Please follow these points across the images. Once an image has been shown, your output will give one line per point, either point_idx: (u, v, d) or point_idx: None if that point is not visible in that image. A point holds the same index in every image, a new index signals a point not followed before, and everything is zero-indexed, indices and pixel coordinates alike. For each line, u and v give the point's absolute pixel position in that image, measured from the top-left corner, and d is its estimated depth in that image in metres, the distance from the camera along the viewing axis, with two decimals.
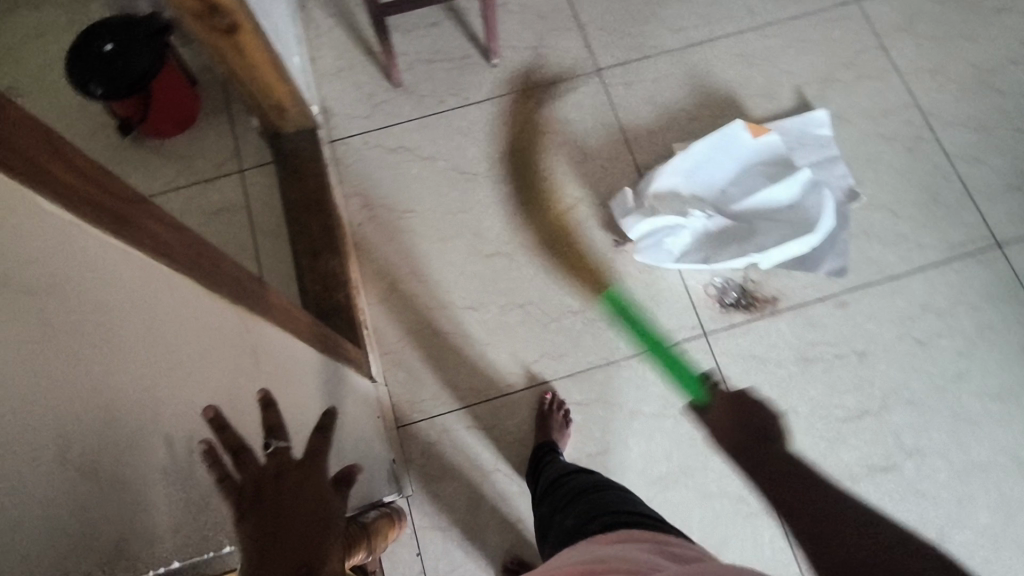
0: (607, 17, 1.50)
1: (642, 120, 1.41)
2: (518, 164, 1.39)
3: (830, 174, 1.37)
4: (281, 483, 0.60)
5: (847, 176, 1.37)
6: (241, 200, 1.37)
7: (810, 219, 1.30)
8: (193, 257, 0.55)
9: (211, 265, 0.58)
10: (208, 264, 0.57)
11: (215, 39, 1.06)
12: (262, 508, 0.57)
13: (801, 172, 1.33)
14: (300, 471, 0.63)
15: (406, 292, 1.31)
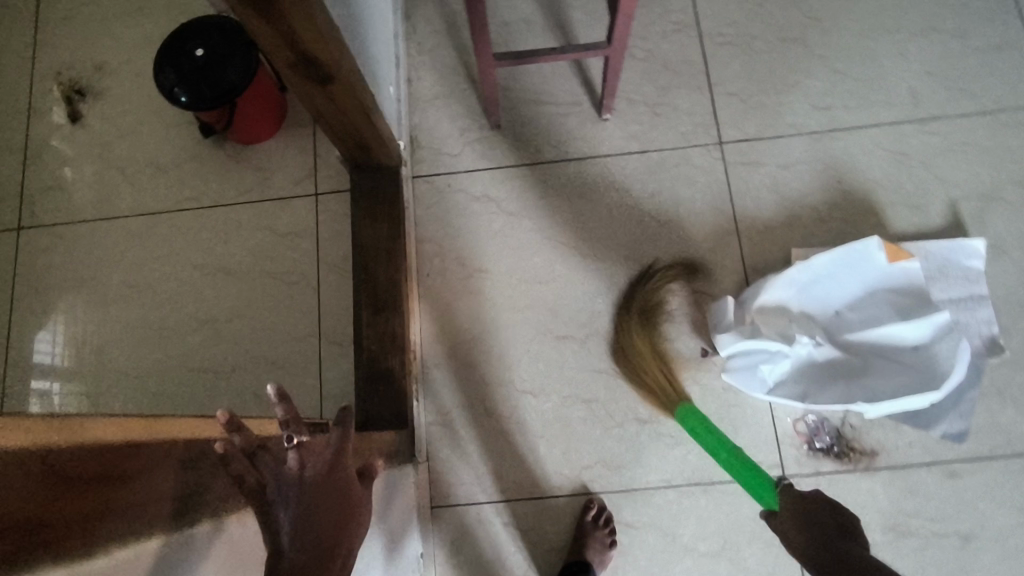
0: (743, 81, 1.30)
1: (760, 211, 1.24)
2: (611, 238, 1.25)
3: (971, 318, 1.16)
4: (317, 507, 0.51)
5: (991, 323, 1.16)
6: (310, 225, 1.28)
7: (937, 369, 1.09)
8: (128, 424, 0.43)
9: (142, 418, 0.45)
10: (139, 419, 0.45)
11: (307, 89, 0.92)
12: (283, 532, 0.46)
13: (939, 313, 1.12)
14: (331, 500, 0.53)
15: (465, 361, 1.21)
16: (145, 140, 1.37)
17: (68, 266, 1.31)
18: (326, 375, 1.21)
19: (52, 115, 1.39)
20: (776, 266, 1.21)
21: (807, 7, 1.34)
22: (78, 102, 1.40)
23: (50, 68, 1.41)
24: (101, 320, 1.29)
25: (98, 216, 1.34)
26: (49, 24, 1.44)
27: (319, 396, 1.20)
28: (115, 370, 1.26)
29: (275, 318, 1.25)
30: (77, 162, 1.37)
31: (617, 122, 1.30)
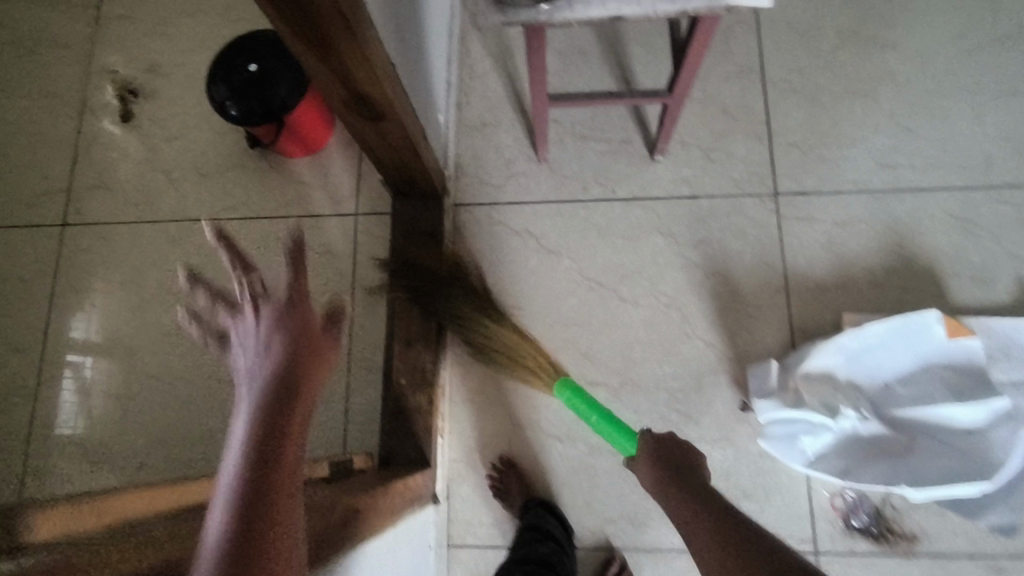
0: (804, 132, 1.25)
1: (811, 270, 1.19)
2: (653, 285, 1.20)
3: None
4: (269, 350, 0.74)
5: None
6: (347, 246, 1.26)
7: (991, 459, 1.03)
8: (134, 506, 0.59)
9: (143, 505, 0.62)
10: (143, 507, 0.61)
11: (357, 123, 0.90)
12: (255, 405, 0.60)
13: (997, 399, 1.06)
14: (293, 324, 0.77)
15: (492, 399, 1.18)
16: (190, 145, 1.37)
17: (109, 267, 1.32)
18: (352, 402, 1.19)
19: (104, 114, 1.39)
20: (824, 330, 1.15)
21: (878, 60, 1.28)
22: (130, 102, 1.39)
23: (104, 66, 1.41)
24: (135, 322, 1.29)
25: (140, 219, 1.34)
26: (106, 20, 1.43)
27: (343, 423, 1.18)
28: (145, 376, 1.27)
29: None
30: (122, 162, 1.37)
31: (669, 164, 1.25)
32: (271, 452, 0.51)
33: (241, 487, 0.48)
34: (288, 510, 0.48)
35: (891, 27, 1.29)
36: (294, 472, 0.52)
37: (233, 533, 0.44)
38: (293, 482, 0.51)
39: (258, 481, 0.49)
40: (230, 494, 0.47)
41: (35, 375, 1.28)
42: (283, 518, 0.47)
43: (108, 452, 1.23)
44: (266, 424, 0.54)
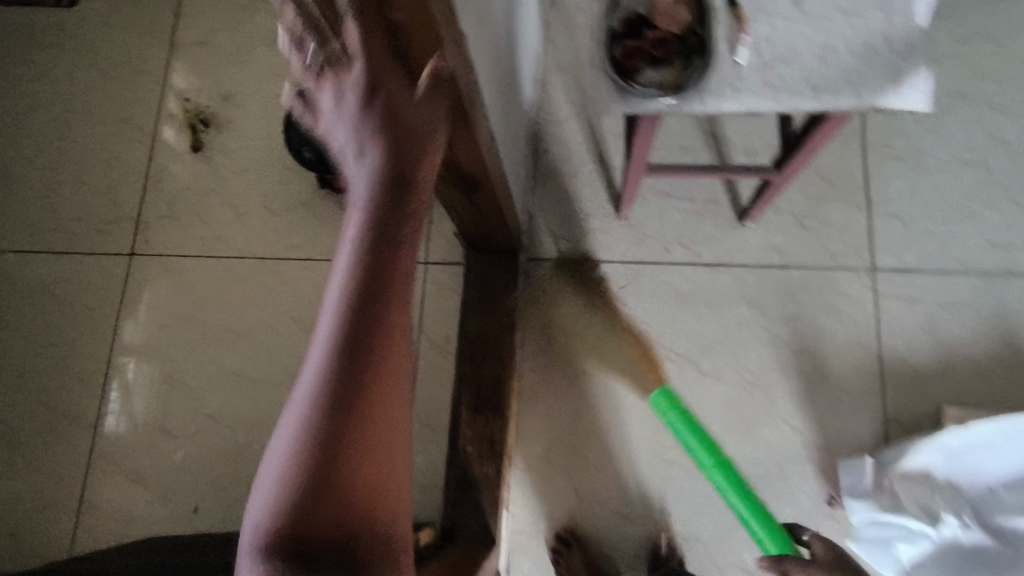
0: (907, 202, 1.16)
1: (909, 355, 1.10)
2: (736, 360, 1.14)
3: None
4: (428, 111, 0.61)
5: None
6: (415, 297, 1.22)
7: None
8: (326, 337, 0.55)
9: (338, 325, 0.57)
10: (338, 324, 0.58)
11: (447, 190, 0.86)
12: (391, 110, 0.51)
13: None
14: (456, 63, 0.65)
15: (559, 469, 1.13)
16: (260, 180, 1.34)
17: (174, 301, 1.30)
18: (415, 460, 1.15)
19: (175, 142, 1.38)
20: (921, 423, 1.08)
21: (992, 127, 1.18)
22: (202, 132, 1.37)
23: (178, 93, 1.39)
24: (197, 359, 1.27)
25: (208, 254, 1.32)
26: (181, 46, 1.41)
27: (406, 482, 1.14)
28: (205, 416, 1.25)
29: None
30: (191, 192, 1.35)
31: (759, 229, 1.17)
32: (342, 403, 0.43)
33: (311, 431, 0.42)
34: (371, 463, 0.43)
35: (1008, 92, 1.19)
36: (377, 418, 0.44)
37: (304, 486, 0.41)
38: (378, 432, 0.44)
39: (331, 435, 0.42)
40: (293, 449, 0.42)
41: (95, 408, 1.26)
42: (359, 478, 0.42)
43: (165, 493, 1.22)
44: (346, 339, 0.44)
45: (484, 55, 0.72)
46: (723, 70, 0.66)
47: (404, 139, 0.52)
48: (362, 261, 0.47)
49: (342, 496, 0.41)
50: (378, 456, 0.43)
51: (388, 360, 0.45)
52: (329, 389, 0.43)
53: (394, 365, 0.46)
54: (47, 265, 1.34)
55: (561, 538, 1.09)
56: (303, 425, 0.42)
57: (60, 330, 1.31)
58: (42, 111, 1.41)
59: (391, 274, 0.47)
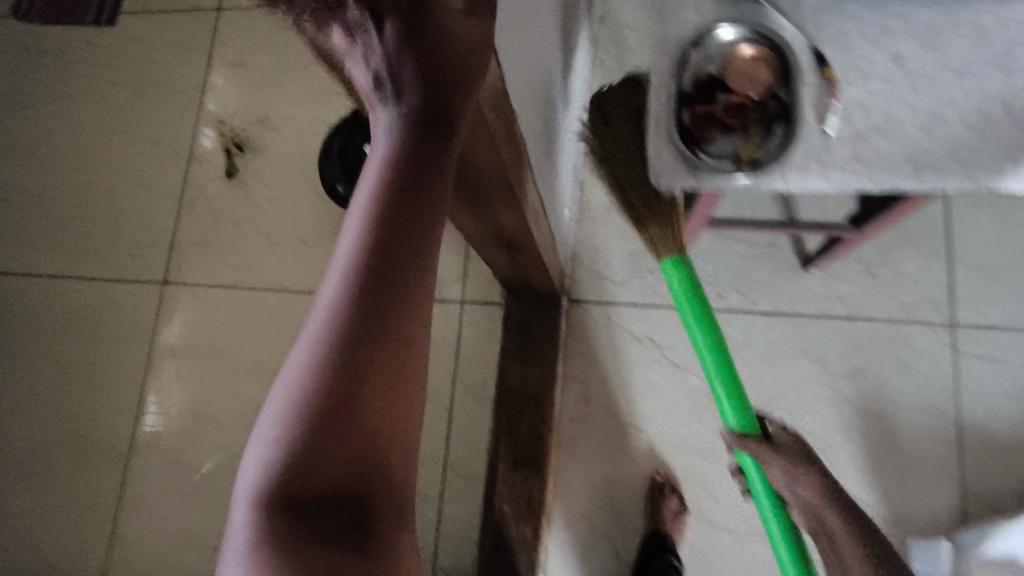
0: (993, 250, 1.05)
1: (992, 422, 1.00)
2: (798, 420, 1.04)
3: None
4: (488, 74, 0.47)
5: None
6: (451, 337, 1.16)
7: None
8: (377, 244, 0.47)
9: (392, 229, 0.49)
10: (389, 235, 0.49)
11: (489, 250, 0.79)
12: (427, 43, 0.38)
13: None
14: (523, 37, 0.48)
15: (600, 528, 1.06)
16: (294, 209, 1.30)
17: (207, 333, 1.28)
18: (445, 512, 1.10)
19: (209, 166, 1.34)
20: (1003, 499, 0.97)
21: None
22: (237, 156, 1.33)
23: (212, 116, 1.36)
24: (229, 395, 1.25)
25: (239, 284, 1.28)
26: (218, 66, 1.38)
27: (435, 534, 1.09)
28: (232, 452, 1.22)
29: None
30: (224, 221, 1.32)
31: (824, 275, 1.07)
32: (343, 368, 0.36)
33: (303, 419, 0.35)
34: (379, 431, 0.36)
35: None
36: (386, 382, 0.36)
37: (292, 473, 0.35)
38: (385, 398, 0.36)
39: (325, 427, 0.35)
40: (287, 430, 0.35)
41: (126, 440, 1.25)
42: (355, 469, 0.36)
43: (190, 529, 1.20)
44: (355, 320, 0.36)
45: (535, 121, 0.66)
46: (810, 140, 0.57)
47: (447, 67, 0.38)
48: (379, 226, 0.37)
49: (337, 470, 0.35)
50: (394, 420, 0.36)
51: (399, 346, 0.36)
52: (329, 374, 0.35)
53: (413, 337, 0.37)
54: (81, 291, 1.33)
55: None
56: (304, 384, 0.35)
57: (93, 358, 1.30)
58: (79, 132, 1.40)
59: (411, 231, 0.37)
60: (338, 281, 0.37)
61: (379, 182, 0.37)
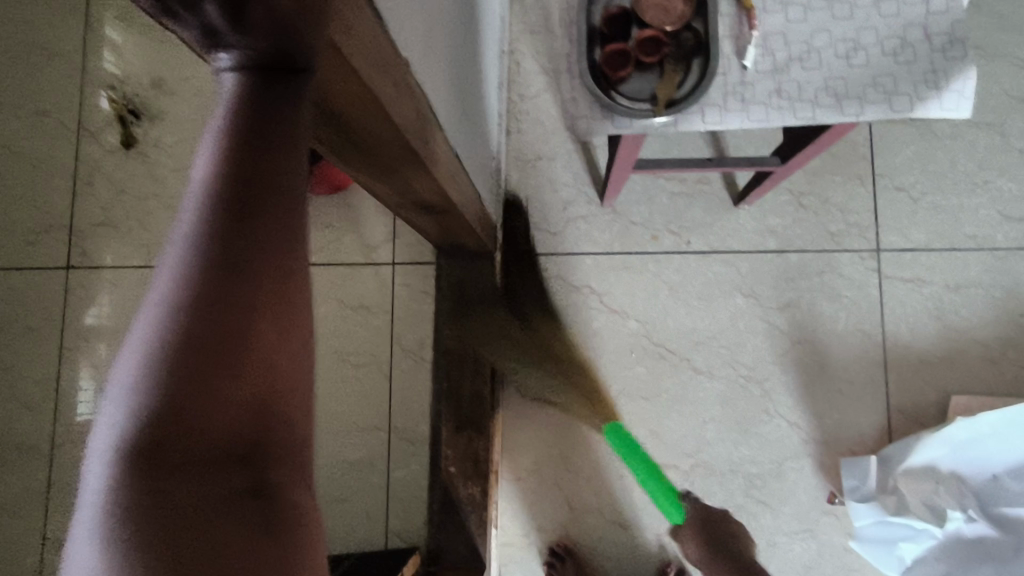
0: (916, 174, 1.06)
1: (914, 346, 1.04)
2: (731, 353, 1.06)
3: None
4: None
5: None
6: (384, 301, 1.12)
7: None
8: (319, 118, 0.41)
9: (343, 117, 0.42)
10: (331, 121, 0.42)
11: (406, 211, 0.74)
12: None
13: None
14: None
15: (551, 476, 1.07)
16: None
17: (122, 316, 1.18)
18: (394, 477, 1.08)
19: (103, 136, 1.21)
20: (926, 414, 1.02)
21: (1012, 85, 1.05)
22: (134, 124, 1.20)
23: (101, 82, 1.22)
24: None
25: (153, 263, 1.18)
26: (105, 21, 1.23)
27: (385, 498, 1.07)
28: None
29: (340, 405, 1.10)
30: (128, 194, 1.20)
31: (755, 212, 1.07)
32: (197, 343, 0.27)
33: (166, 333, 0.27)
34: (277, 385, 0.29)
35: None
36: (279, 318, 0.29)
37: (149, 415, 0.26)
38: (261, 355, 0.28)
39: (192, 364, 0.27)
40: (148, 352, 0.27)
41: (48, 437, 1.16)
42: (228, 427, 0.27)
43: None
44: (215, 254, 0.28)
45: (440, 75, 0.60)
46: (726, 76, 0.55)
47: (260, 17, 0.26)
48: (230, 154, 0.28)
49: (237, 419, 0.28)
50: (279, 358, 0.29)
51: (266, 294, 0.29)
52: (186, 297, 0.27)
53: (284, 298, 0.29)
54: None
55: (555, 552, 1.03)
56: (177, 275, 0.27)
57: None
58: None
59: (264, 178, 0.29)
60: (195, 199, 0.28)
61: (223, 112, 0.29)
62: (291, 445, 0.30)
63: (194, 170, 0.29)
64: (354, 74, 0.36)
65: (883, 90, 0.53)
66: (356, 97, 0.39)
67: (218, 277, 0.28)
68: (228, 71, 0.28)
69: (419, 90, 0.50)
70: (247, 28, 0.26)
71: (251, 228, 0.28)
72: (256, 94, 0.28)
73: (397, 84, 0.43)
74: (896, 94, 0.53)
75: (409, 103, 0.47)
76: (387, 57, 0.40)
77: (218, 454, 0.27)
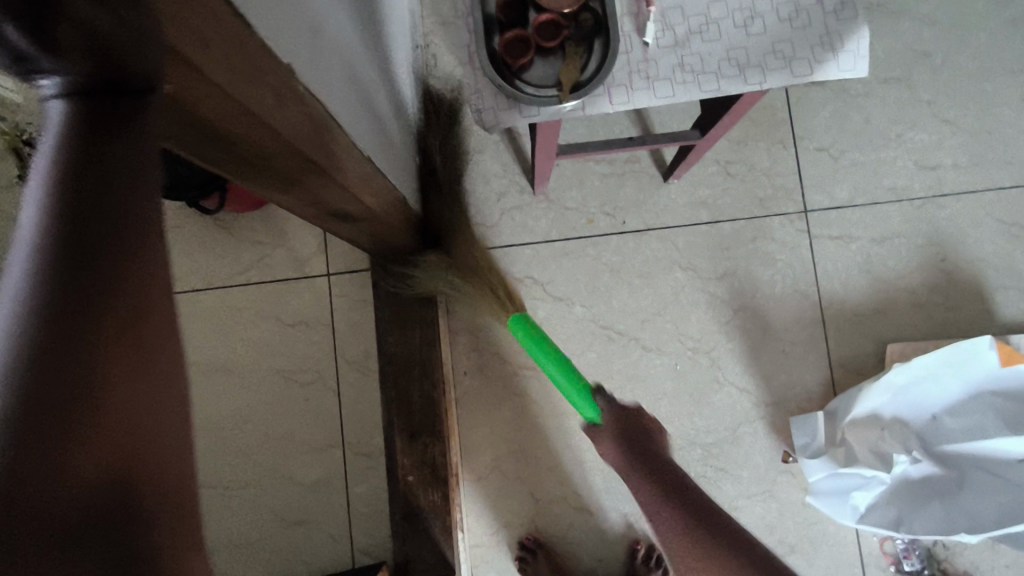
0: (833, 133, 1.09)
1: (848, 300, 1.07)
2: (676, 327, 1.07)
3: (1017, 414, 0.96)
4: None
5: None
6: (324, 314, 1.08)
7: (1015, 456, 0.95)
8: (190, 136, 0.38)
9: (219, 133, 0.39)
10: (205, 138, 0.39)
11: (323, 222, 0.71)
12: None
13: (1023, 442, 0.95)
14: None
15: (513, 472, 1.06)
16: None
17: None
18: (354, 492, 1.05)
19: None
20: (865, 364, 1.05)
21: (912, 39, 1.09)
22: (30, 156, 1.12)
23: None
24: None
25: None
26: None
27: (347, 517, 1.04)
28: None
29: (289, 427, 1.06)
30: None
31: (685, 185, 1.08)
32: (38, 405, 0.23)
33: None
34: (140, 434, 0.25)
35: None
36: (136, 359, 0.26)
37: None
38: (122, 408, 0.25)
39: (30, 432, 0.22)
40: None
41: None
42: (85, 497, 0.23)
43: None
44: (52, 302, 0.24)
45: (338, 78, 0.57)
46: (629, 55, 0.54)
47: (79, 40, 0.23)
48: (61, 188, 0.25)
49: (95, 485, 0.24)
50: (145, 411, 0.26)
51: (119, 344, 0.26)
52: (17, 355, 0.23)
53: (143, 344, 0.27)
54: None
55: (526, 546, 1.02)
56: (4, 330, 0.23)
57: None
58: None
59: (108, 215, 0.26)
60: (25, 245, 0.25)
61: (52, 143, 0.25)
62: (164, 500, 0.26)
63: (21, 212, 0.25)
64: (213, 84, 0.33)
65: (782, 55, 0.53)
66: (223, 108, 0.36)
67: (57, 329, 0.24)
68: (52, 98, 0.25)
69: (314, 96, 0.47)
70: (58, 53, 0.23)
71: (92, 270, 0.25)
72: (86, 119, 0.25)
73: (279, 93, 0.41)
74: (796, 59, 0.53)
75: (298, 112, 0.44)
76: (264, 67, 0.37)
77: (73, 526, 0.23)
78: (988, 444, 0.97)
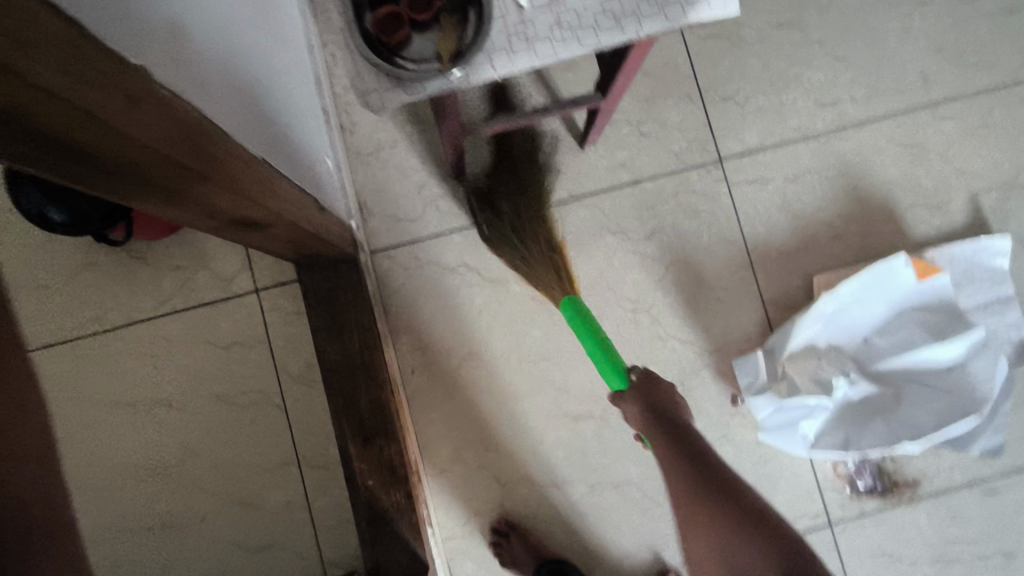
0: (737, 80, 1.12)
1: (773, 240, 1.10)
2: (615, 291, 1.08)
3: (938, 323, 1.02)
4: None
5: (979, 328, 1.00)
6: (258, 332, 1.04)
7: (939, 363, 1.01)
8: (37, 153, 0.35)
9: (69, 144, 0.36)
10: (57, 153, 0.36)
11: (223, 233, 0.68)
12: None
13: (948, 350, 1.00)
14: None
15: (474, 461, 1.05)
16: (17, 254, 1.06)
17: None
18: (316, 507, 1.02)
19: None
20: (796, 299, 1.09)
21: None
22: None
23: None
24: None
25: None
26: None
27: (313, 534, 1.02)
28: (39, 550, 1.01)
29: (239, 453, 1.03)
30: None
31: (602, 151, 1.09)
32: None
33: None
34: None
35: None
36: None
37: None
38: None
39: None
40: None
41: None
42: None
43: None
44: None
45: (213, 80, 0.54)
46: (506, 19, 0.53)
47: None
48: None
49: None
50: None
51: None
52: None
53: None
54: None
55: (498, 530, 1.03)
56: None
57: None
58: None
59: None
60: None
61: None
62: None
63: None
64: (48, 93, 0.31)
65: (656, 2, 0.54)
66: (68, 119, 0.34)
67: None
68: None
69: (178, 96, 0.45)
70: None
71: None
72: None
73: (136, 97, 0.38)
74: (669, 4, 0.53)
75: (163, 115, 0.42)
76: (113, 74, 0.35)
77: None
78: (916, 357, 1.02)
